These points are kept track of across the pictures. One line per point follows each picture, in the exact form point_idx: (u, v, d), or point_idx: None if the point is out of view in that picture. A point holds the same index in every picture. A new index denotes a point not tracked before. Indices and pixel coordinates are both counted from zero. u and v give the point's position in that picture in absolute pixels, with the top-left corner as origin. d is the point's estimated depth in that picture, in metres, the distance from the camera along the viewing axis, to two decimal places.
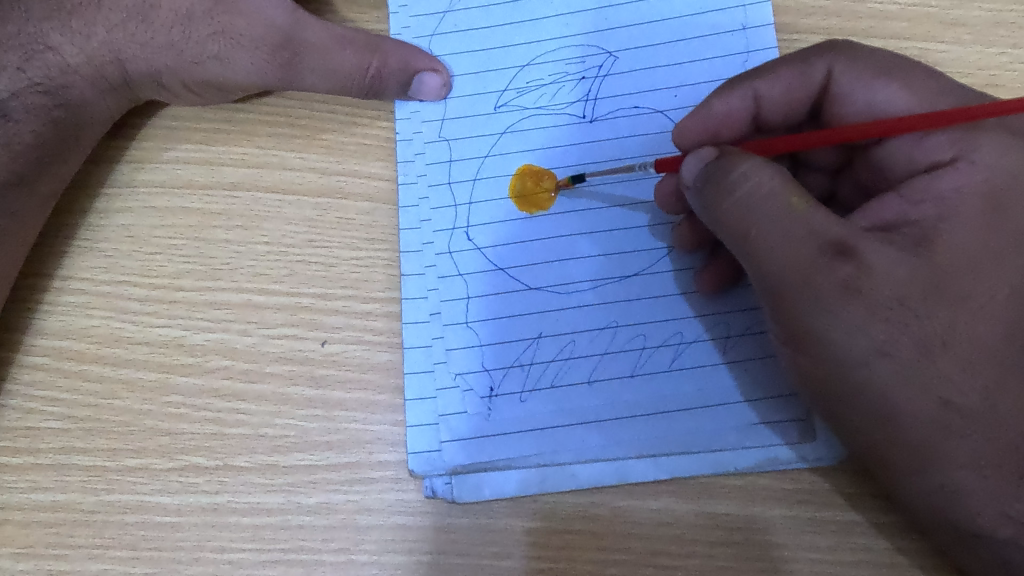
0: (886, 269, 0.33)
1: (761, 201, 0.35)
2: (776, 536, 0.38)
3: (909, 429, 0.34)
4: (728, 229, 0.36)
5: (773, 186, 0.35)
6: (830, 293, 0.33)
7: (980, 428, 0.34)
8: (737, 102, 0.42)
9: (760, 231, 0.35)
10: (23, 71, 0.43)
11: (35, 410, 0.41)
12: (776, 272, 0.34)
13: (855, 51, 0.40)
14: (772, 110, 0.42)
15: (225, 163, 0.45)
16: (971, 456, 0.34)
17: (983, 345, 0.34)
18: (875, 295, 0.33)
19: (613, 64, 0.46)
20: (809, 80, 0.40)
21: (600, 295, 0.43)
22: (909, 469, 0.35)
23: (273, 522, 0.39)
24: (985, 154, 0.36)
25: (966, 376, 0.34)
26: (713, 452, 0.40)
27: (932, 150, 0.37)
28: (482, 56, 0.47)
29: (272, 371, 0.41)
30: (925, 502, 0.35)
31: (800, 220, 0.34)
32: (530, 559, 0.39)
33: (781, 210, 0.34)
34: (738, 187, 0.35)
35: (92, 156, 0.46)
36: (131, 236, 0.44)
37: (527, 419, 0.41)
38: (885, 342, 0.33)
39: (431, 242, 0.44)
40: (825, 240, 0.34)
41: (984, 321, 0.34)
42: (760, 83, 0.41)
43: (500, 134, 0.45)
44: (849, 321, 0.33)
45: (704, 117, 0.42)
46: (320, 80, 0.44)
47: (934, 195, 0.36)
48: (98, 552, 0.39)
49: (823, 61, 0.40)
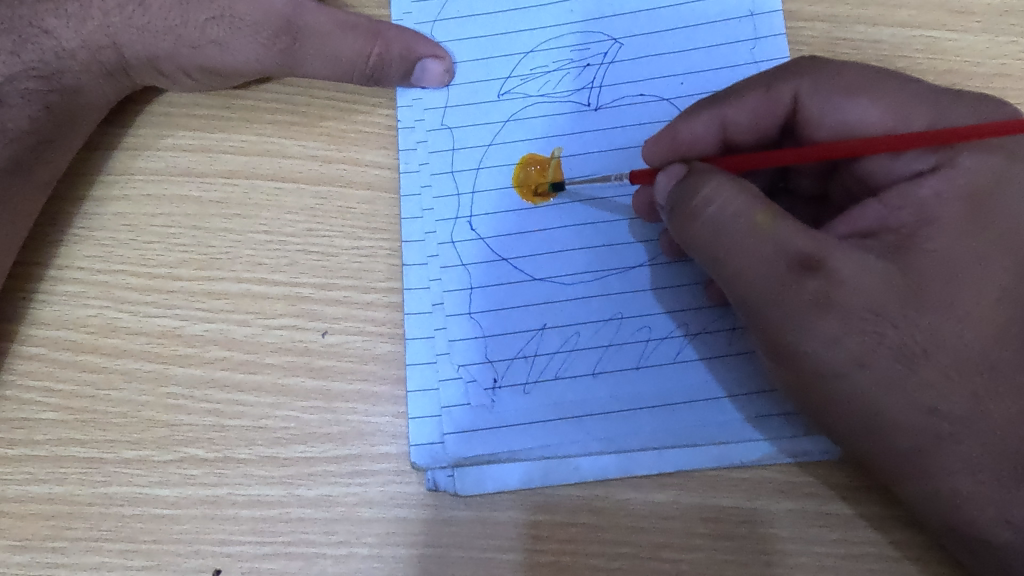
0: (859, 280, 0.33)
1: (729, 218, 0.34)
2: (779, 529, 0.38)
3: (896, 438, 0.34)
4: (699, 252, 0.36)
5: (739, 206, 0.34)
6: (800, 308, 0.33)
7: (971, 434, 0.33)
8: (703, 128, 0.40)
9: (728, 250, 0.34)
10: (17, 55, 0.42)
11: (31, 401, 0.41)
12: (748, 289, 0.34)
13: (821, 69, 0.39)
14: (742, 134, 0.41)
15: (223, 151, 0.44)
16: (965, 462, 0.33)
17: (968, 351, 0.33)
18: (849, 307, 0.33)
19: (618, 50, 0.45)
20: (775, 104, 0.40)
21: (604, 286, 0.42)
22: (902, 477, 0.34)
23: (274, 514, 0.39)
24: (967, 157, 0.36)
25: (952, 383, 0.33)
26: (718, 445, 0.40)
27: (910, 162, 0.37)
28: (485, 42, 0.46)
29: (272, 362, 0.41)
30: (924, 509, 0.35)
31: (769, 237, 0.34)
32: (532, 552, 0.38)
33: (748, 229, 0.34)
34: (704, 211, 0.35)
35: (88, 143, 0.45)
36: (128, 224, 0.43)
37: (532, 411, 0.41)
38: (861, 354, 0.33)
39: (433, 231, 0.43)
40: (795, 254, 0.33)
41: (968, 327, 0.34)
42: (727, 109, 0.40)
43: (504, 122, 0.45)
44: (826, 334, 0.33)
45: (670, 142, 0.41)
46: (322, 66, 0.44)
47: (913, 202, 0.36)
48: (96, 545, 0.39)
49: (789, 84, 0.39)
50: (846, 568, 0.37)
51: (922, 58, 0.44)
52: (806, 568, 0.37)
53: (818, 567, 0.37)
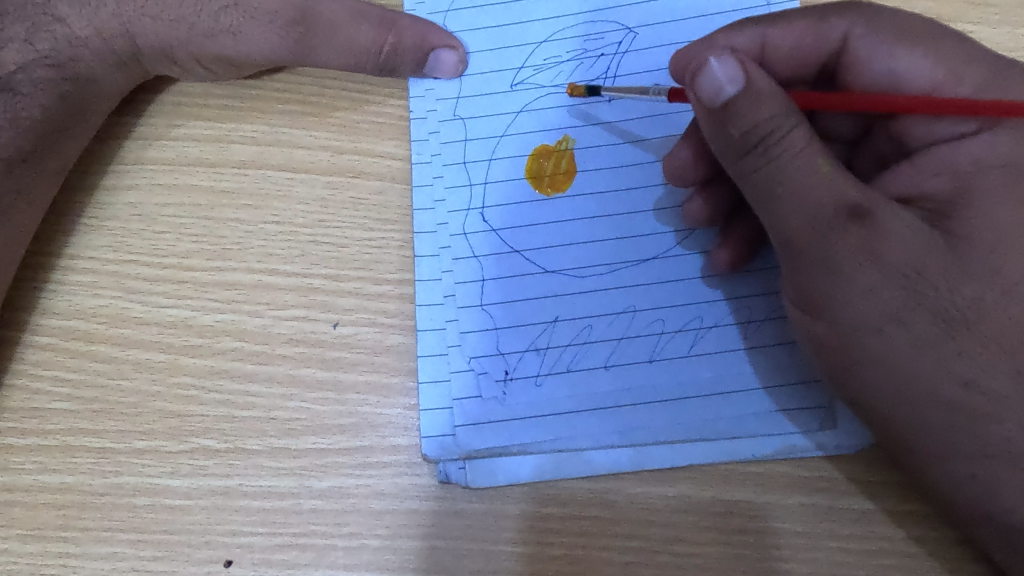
0: (904, 236, 0.33)
1: (792, 158, 0.33)
2: (794, 524, 0.38)
3: (932, 409, 0.33)
4: (753, 187, 0.34)
5: (802, 144, 0.33)
6: (843, 257, 0.33)
7: (1010, 413, 0.33)
8: (745, 42, 0.40)
9: (780, 191, 0.33)
10: (31, 44, 0.42)
11: (42, 391, 0.41)
12: (789, 234, 0.34)
13: (880, 13, 0.39)
14: (778, 60, 0.41)
15: (235, 141, 0.44)
16: (1004, 443, 0.33)
17: (1012, 325, 0.33)
18: (891, 262, 0.32)
19: (633, 40, 0.45)
20: (823, 37, 0.39)
21: (618, 279, 0.42)
22: (934, 457, 0.34)
23: (284, 506, 0.39)
24: (1012, 124, 0.35)
25: (992, 356, 0.33)
26: (732, 440, 0.39)
27: (952, 125, 0.36)
28: (498, 32, 0.46)
29: (283, 352, 0.41)
30: (957, 493, 0.34)
31: (824, 180, 0.33)
32: (543, 544, 0.38)
33: (803, 171, 0.33)
34: (770, 148, 0.33)
35: (100, 132, 0.45)
36: (140, 215, 0.43)
37: (544, 403, 0.40)
38: (899, 310, 0.33)
39: (445, 223, 0.43)
40: (845, 202, 0.32)
41: (1014, 300, 0.33)
42: (771, 29, 0.40)
43: (517, 113, 0.44)
44: (864, 286, 0.33)
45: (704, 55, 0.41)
46: (336, 55, 0.44)
47: (949, 165, 0.35)
48: (107, 535, 0.39)
49: (844, 20, 0.39)
50: (860, 563, 0.37)
51: None
52: (821, 563, 0.37)
53: (833, 562, 0.37)
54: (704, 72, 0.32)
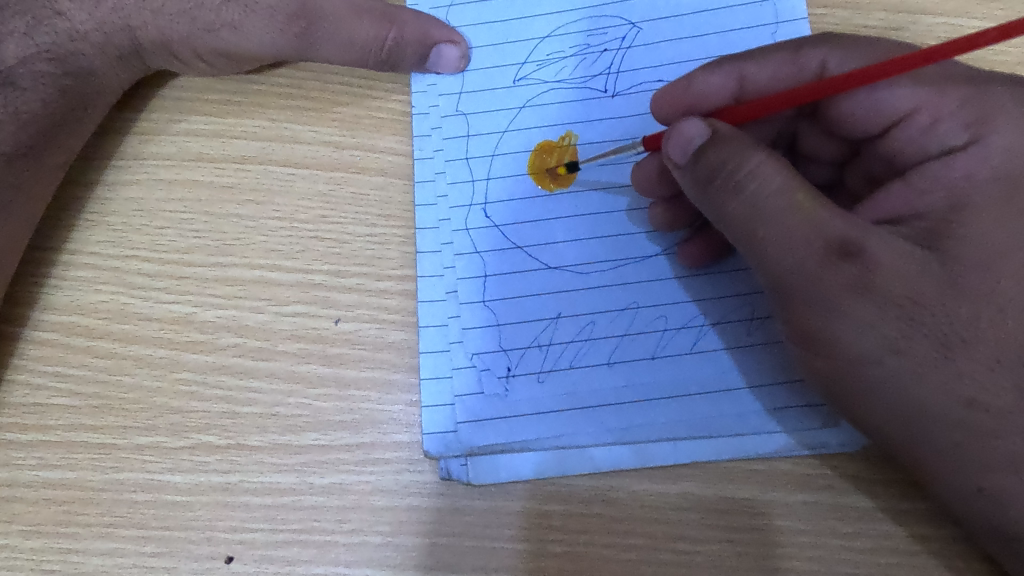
0: (896, 264, 0.33)
1: (769, 198, 0.34)
2: (797, 522, 0.38)
3: (935, 430, 0.33)
4: (732, 227, 0.35)
5: (778, 183, 0.34)
6: (834, 289, 0.33)
7: (1016, 430, 0.32)
8: (720, 80, 0.41)
9: (763, 229, 0.34)
10: (30, 37, 0.42)
11: (43, 386, 0.40)
12: (780, 273, 0.34)
13: (853, 40, 0.39)
14: (758, 96, 0.41)
15: (236, 137, 0.44)
16: (1011, 461, 0.33)
17: (1013, 341, 0.32)
18: (884, 291, 0.32)
19: (636, 35, 0.45)
20: (800, 71, 0.39)
21: (620, 276, 0.42)
22: (943, 474, 0.34)
23: (285, 502, 0.39)
24: (999, 135, 0.35)
25: (996, 375, 0.32)
26: (735, 437, 0.39)
27: (942, 138, 0.36)
28: (501, 27, 0.45)
29: (284, 349, 0.41)
30: (967, 507, 0.34)
31: (805, 218, 0.33)
32: (545, 542, 0.38)
33: (785, 208, 0.34)
34: (744, 187, 0.34)
35: (100, 127, 0.45)
36: (141, 210, 0.43)
37: (547, 401, 0.40)
38: (897, 340, 0.33)
39: (447, 219, 0.43)
40: (830, 237, 0.33)
41: (1013, 316, 0.33)
42: (747, 63, 0.40)
43: (520, 109, 0.44)
44: (858, 320, 0.33)
45: (682, 91, 0.41)
46: (337, 50, 0.43)
47: (943, 183, 0.35)
48: (108, 531, 0.38)
49: (818, 51, 0.39)
50: (864, 561, 0.37)
51: (945, 45, 0.44)
52: (823, 561, 0.37)
53: (835, 560, 0.37)
54: (676, 135, 0.36)
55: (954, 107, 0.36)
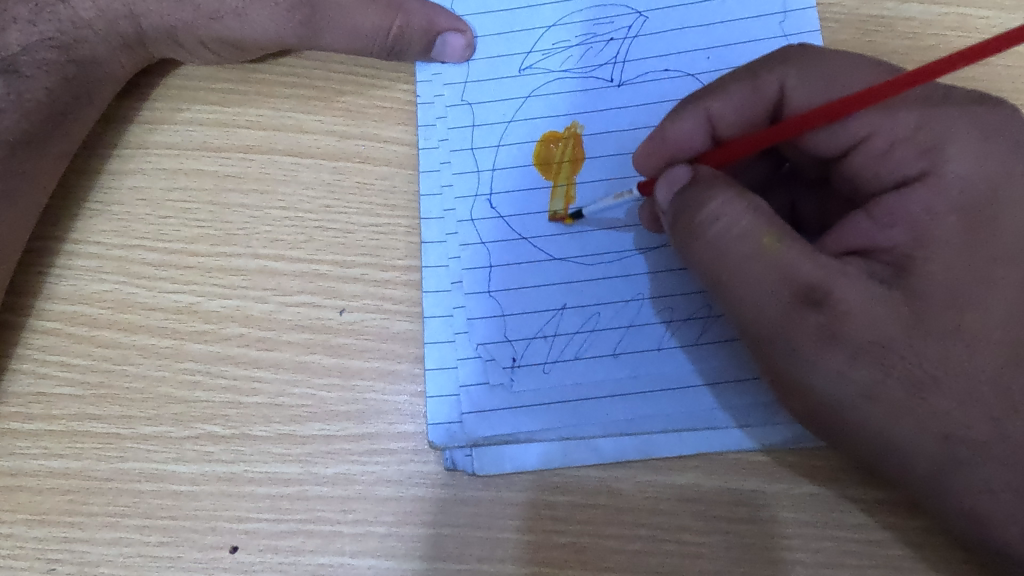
0: (867, 308, 0.32)
1: (735, 245, 0.33)
2: (801, 514, 0.37)
3: (915, 461, 0.33)
4: (704, 270, 0.35)
5: (744, 227, 0.33)
6: (807, 342, 0.32)
7: (988, 457, 0.33)
8: (690, 125, 0.39)
9: (733, 279, 0.34)
10: (35, 25, 0.42)
11: (47, 375, 0.40)
12: (750, 321, 0.34)
13: (809, 57, 0.38)
14: (729, 131, 0.40)
15: (240, 126, 0.44)
16: (985, 482, 0.33)
17: (983, 374, 0.33)
18: (855, 339, 0.32)
19: (643, 24, 0.44)
20: (762, 96, 0.38)
21: (626, 267, 0.42)
22: (927, 495, 0.34)
23: (290, 492, 0.39)
24: (956, 164, 0.34)
25: (967, 405, 0.33)
26: (740, 428, 0.39)
27: (898, 165, 0.35)
28: (506, 17, 0.45)
29: (289, 339, 0.40)
30: (952, 524, 0.35)
31: (774, 264, 0.33)
32: (548, 533, 0.38)
33: (753, 254, 0.33)
34: (709, 230, 0.34)
35: (104, 116, 0.44)
36: (144, 199, 0.43)
37: (552, 392, 0.40)
38: (870, 385, 0.32)
39: (452, 209, 0.43)
40: (798, 284, 0.32)
41: (979, 348, 0.33)
42: (711, 101, 0.39)
43: (525, 98, 0.44)
44: (831, 367, 0.33)
45: (658, 144, 0.40)
46: (342, 38, 0.43)
47: (902, 217, 0.34)
48: (112, 520, 0.38)
49: (775, 73, 0.38)
50: (868, 554, 0.37)
51: (953, 36, 0.43)
52: (828, 553, 0.37)
53: (840, 552, 0.37)
54: (664, 175, 0.36)
55: (909, 131, 0.35)
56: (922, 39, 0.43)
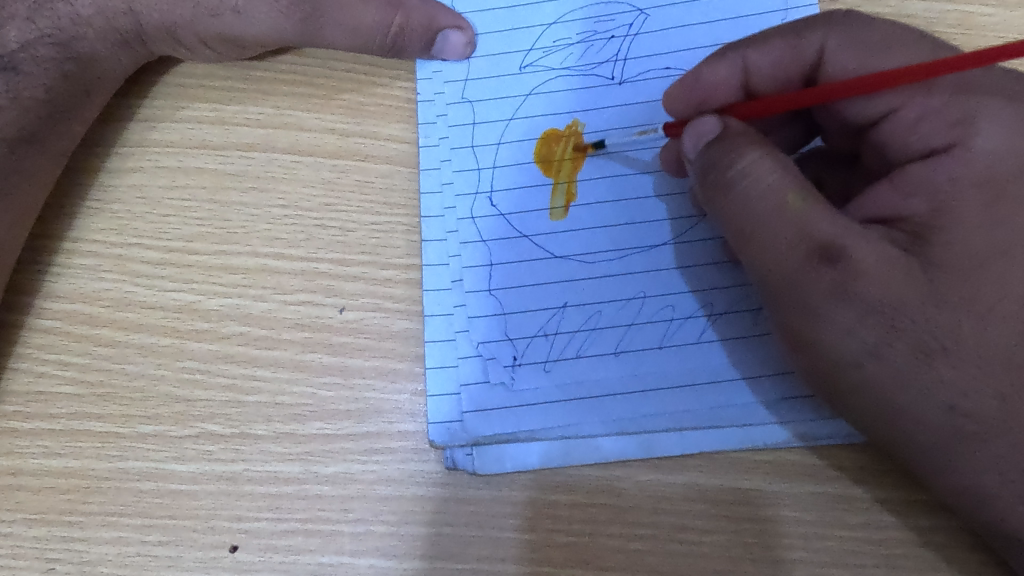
0: (882, 270, 0.32)
1: (757, 198, 0.34)
2: (803, 512, 0.37)
3: (922, 433, 0.33)
4: (725, 223, 0.35)
5: (768, 181, 0.34)
6: (820, 296, 0.33)
7: (997, 435, 0.32)
8: (724, 72, 0.40)
9: (752, 230, 0.34)
10: (32, 22, 0.41)
11: (46, 374, 0.40)
12: (766, 273, 0.34)
13: (854, 22, 0.38)
14: (763, 81, 0.40)
15: (240, 124, 0.44)
16: (993, 461, 0.33)
17: (997, 349, 0.32)
18: (868, 298, 0.32)
19: (644, 22, 0.44)
20: (800, 54, 0.39)
21: (627, 265, 0.42)
22: (932, 470, 0.34)
23: (290, 491, 0.38)
24: (982, 138, 0.34)
25: (978, 381, 0.32)
26: (741, 427, 0.39)
27: (927, 138, 0.35)
28: (507, 13, 0.45)
29: (289, 337, 0.40)
30: (955, 502, 0.34)
31: (794, 219, 0.33)
32: (549, 532, 0.38)
33: (773, 208, 0.33)
34: (733, 180, 0.34)
35: (103, 114, 0.44)
36: (143, 197, 0.43)
37: (553, 390, 0.40)
38: (880, 347, 0.32)
39: (453, 207, 0.43)
40: (816, 240, 0.33)
41: (993, 323, 0.32)
42: (750, 51, 0.40)
43: (526, 96, 0.44)
44: (842, 324, 0.33)
45: (691, 89, 0.41)
46: (341, 35, 0.43)
47: (927, 187, 0.34)
48: (111, 520, 0.38)
49: (817, 34, 0.38)
50: (870, 552, 0.37)
51: (956, 33, 0.43)
52: (829, 552, 0.37)
53: (842, 551, 0.37)
54: (692, 126, 0.36)
55: (941, 104, 0.35)
56: None
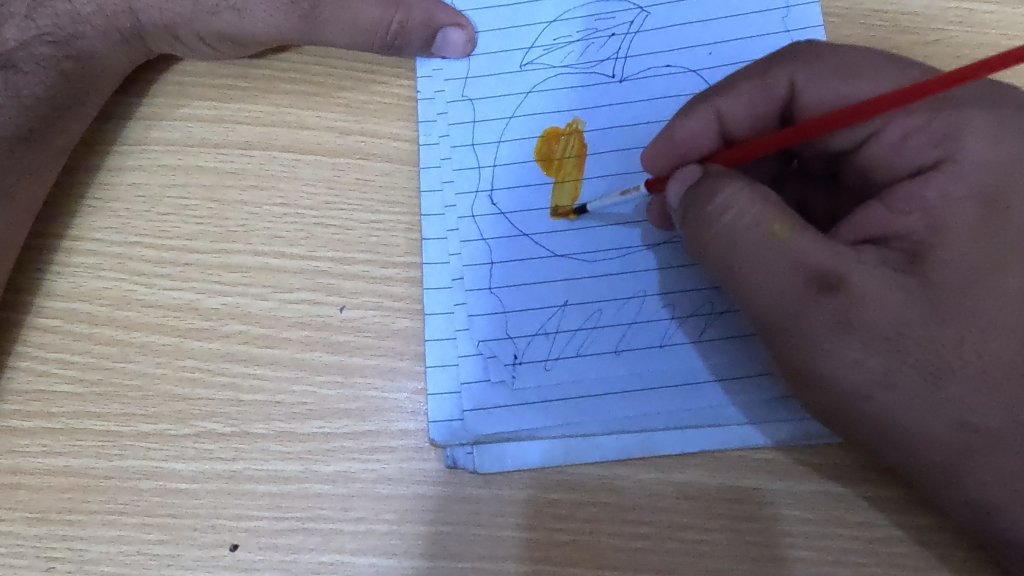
0: (878, 294, 0.32)
1: (748, 233, 0.33)
2: (804, 512, 0.37)
3: (929, 452, 0.33)
4: (716, 263, 0.35)
5: (757, 217, 0.33)
6: (819, 328, 0.32)
7: (1003, 446, 0.32)
8: (699, 125, 0.39)
9: (745, 266, 0.34)
10: (32, 20, 0.41)
11: (46, 373, 0.40)
12: (763, 310, 0.34)
13: (818, 53, 0.38)
14: (739, 128, 0.40)
15: (240, 122, 0.44)
16: (997, 471, 0.33)
17: (1000, 362, 0.32)
18: (867, 324, 0.32)
19: (645, 19, 0.44)
20: (771, 92, 0.39)
21: (628, 264, 0.41)
22: (939, 487, 0.34)
23: (290, 490, 0.38)
24: (970, 151, 0.34)
25: (979, 393, 0.32)
26: (743, 426, 0.39)
27: (914, 155, 0.36)
28: (507, 12, 0.45)
29: (289, 336, 0.40)
30: (964, 519, 0.34)
31: (787, 250, 0.33)
32: (550, 531, 0.38)
33: (765, 242, 0.33)
34: (721, 220, 0.34)
35: (103, 112, 0.44)
36: (144, 196, 0.43)
37: (553, 389, 0.40)
38: (882, 372, 0.32)
39: (453, 205, 0.43)
40: (811, 271, 0.32)
41: (993, 336, 0.32)
42: (721, 100, 0.39)
43: (526, 94, 0.44)
44: (845, 355, 0.32)
45: (668, 144, 0.40)
46: (341, 33, 0.43)
47: (920, 204, 0.34)
48: (112, 519, 0.38)
49: (785, 70, 0.38)
50: (872, 552, 0.37)
51: (958, 31, 0.43)
52: (830, 551, 0.37)
53: (843, 551, 0.37)
54: (676, 174, 0.37)
55: (922, 122, 0.35)
56: (926, 33, 0.43)
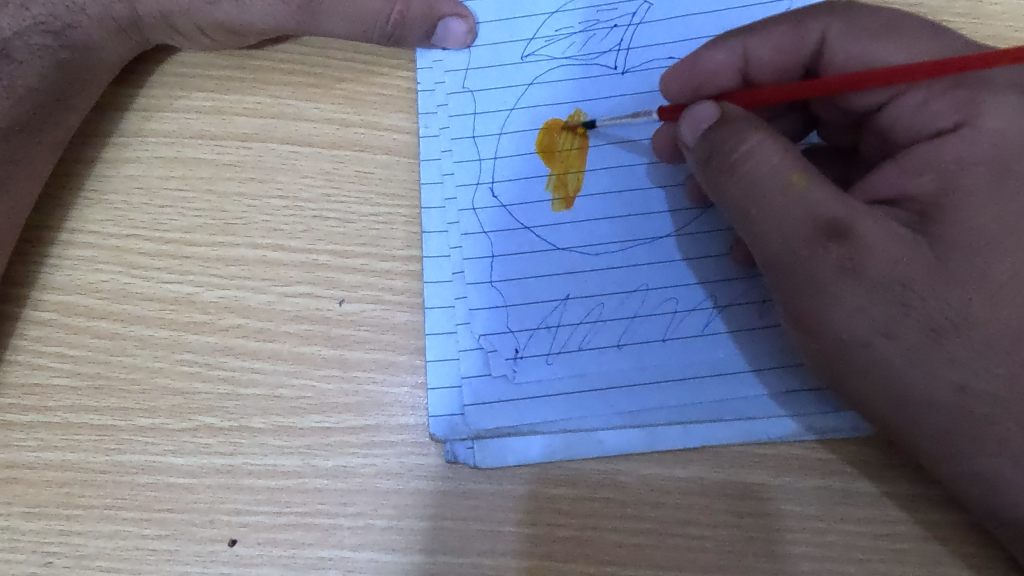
0: (887, 246, 0.32)
1: (761, 178, 0.33)
2: (807, 507, 0.37)
3: (932, 415, 0.33)
4: (729, 206, 0.35)
5: (772, 163, 0.33)
6: (827, 274, 0.32)
7: (1007, 416, 0.32)
8: (723, 57, 0.40)
9: (757, 211, 0.34)
10: (26, 9, 0.41)
11: (43, 367, 0.40)
12: (772, 254, 0.34)
13: (857, 11, 0.37)
14: (762, 70, 0.40)
15: (237, 114, 0.43)
16: (1002, 443, 0.32)
17: (1006, 330, 0.32)
18: (875, 275, 0.32)
19: (647, 11, 0.44)
20: (801, 41, 0.38)
21: (629, 258, 0.41)
22: (940, 457, 0.33)
23: (289, 485, 0.38)
24: (988, 118, 0.34)
25: (986, 360, 0.32)
26: (745, 421, 0.38)
27: (932, 119, 0.35)
28: (508, 1, 0.44)
29: (287, 330, 0.40)
30: (963, 491, 0.34)
31: (799, 199, 0.33)
32: (551, 526, 0.38)
33: (779, 187, 0.33)
34: (736, 164, 0.34)
35: (100, 103, 0.44)
36: (141, 187, 0.42)
37: (555, 383, 0.40)
38: (887, 325, 0.32)
39: (453, 198, 0.42)
40: (822, 219, 0.32)
41: (1001, 302, 0.32)
42: (751, 38, 0.39)
43: (528, 85, 0.43)
44: (850, 303, 0.32)
45: (690, 69, 0.40)
46: (342, 23, 0.43)
47: (934, 167, 0.34)
48: (109, 514, 0.38)
49: (820, 22, 0.38)
50: (874, 547, 0.36)
51: (964, 22, 0.43)
52: (832, 546, 0.36)
53: (846, 546, 0.36)
54: (688, 114, 0.36)
55: (945, 87, 0.35)
56: None
